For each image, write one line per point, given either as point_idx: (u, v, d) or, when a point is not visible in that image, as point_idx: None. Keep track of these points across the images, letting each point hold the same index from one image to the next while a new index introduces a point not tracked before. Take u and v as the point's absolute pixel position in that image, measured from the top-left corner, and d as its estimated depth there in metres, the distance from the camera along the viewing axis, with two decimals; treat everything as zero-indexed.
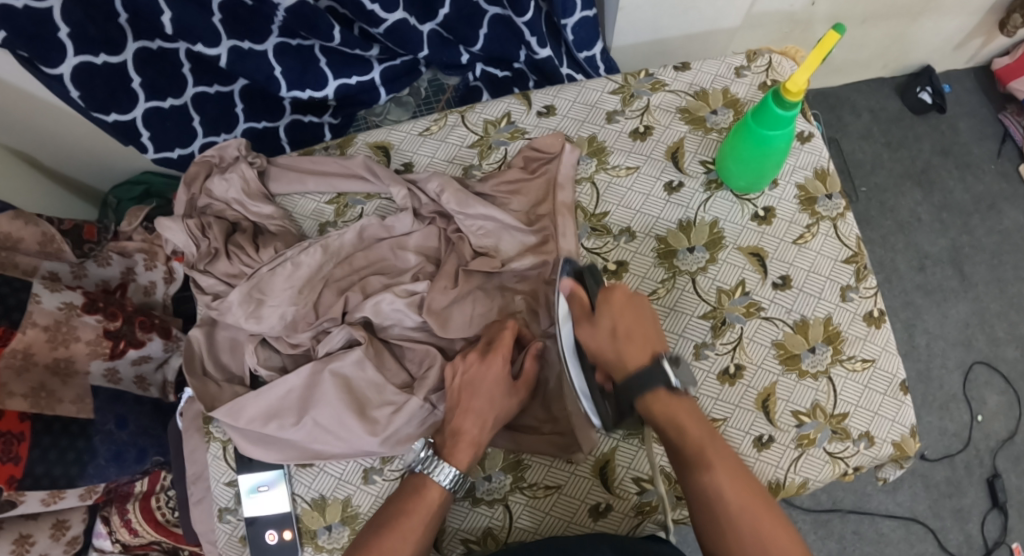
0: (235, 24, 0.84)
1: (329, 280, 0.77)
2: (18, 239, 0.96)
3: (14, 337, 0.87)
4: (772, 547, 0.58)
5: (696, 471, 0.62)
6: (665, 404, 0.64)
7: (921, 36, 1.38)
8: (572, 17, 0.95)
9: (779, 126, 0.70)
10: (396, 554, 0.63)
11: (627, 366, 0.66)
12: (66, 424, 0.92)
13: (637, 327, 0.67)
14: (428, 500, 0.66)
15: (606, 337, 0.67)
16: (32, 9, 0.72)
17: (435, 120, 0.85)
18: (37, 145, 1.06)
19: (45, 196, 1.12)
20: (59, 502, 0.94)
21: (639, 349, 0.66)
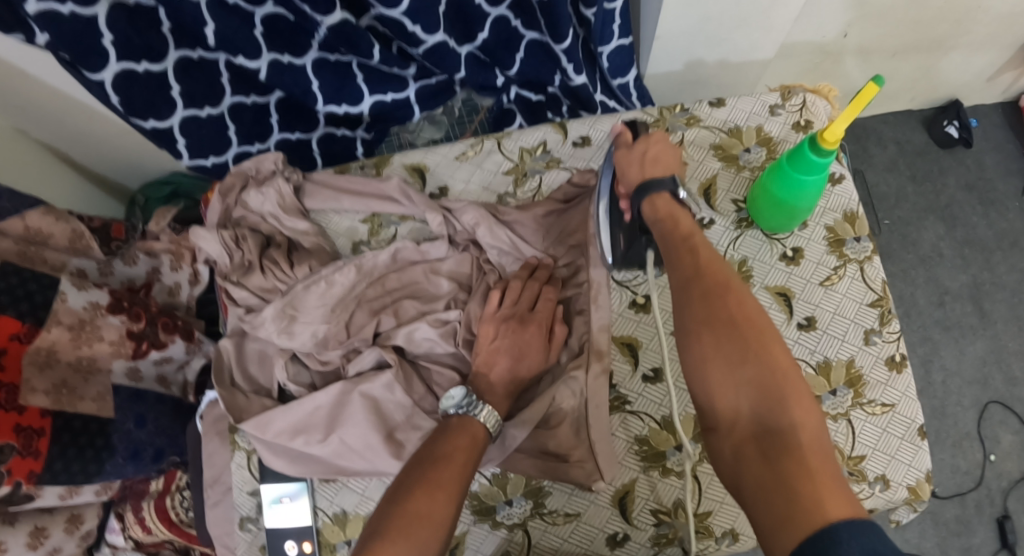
0: (276, 38, 0.86)
1: (362, 300, 0.78)
2: (47, 234, 0.99)
3: (38, 335, 0.89)
4: (737, 305, 0.61)
5: (682, 246, 0.66)
6: (669, 204, 0.69)
7: (949, 71, 1.38)
8: (608, 44, 0.96)
9: (813, 172, 0.71)
10: (435, 508, 0.60)
11: (644, 176, 0.72)
12: (87, 421, 0.94)
13: (665, 159, 0.73)
14: (464, 446, 0.66)
15: (635, 159, 0.73)
16: (78, 15, 0.73)
17: (472, 145, 0.85)
18: (72, 141, 1.08)
19: (77, 192, 1.14)
20: (76, 497, 0.97)
21: (660, 170, 0.72)
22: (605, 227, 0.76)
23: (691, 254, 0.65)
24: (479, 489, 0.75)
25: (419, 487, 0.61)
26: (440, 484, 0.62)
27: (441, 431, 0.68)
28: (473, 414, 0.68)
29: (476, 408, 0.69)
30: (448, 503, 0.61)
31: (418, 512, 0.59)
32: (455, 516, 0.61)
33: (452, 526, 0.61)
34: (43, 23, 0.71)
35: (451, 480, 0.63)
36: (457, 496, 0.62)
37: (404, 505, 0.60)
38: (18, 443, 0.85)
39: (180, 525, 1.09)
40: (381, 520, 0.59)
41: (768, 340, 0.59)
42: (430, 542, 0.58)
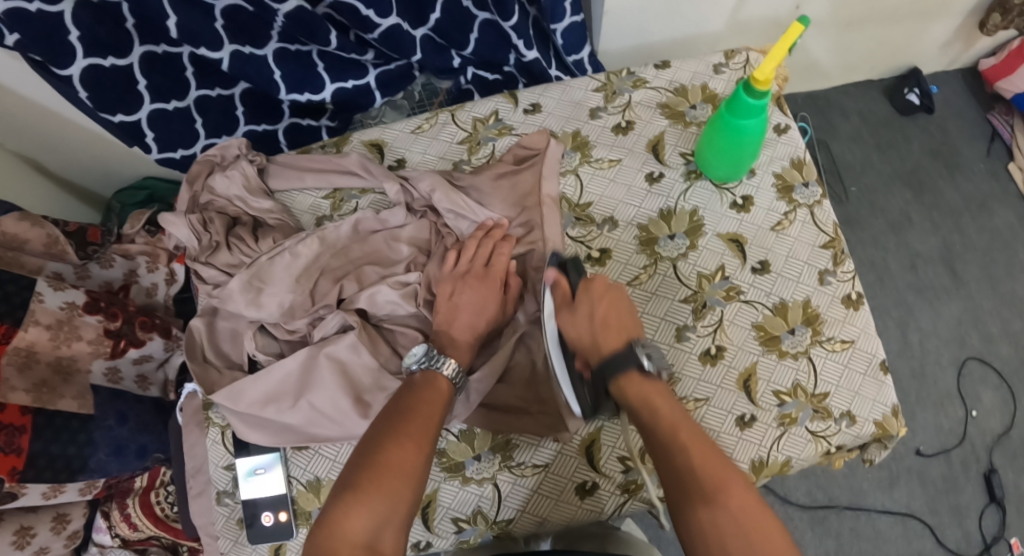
0: (238, 30, 0.89)
1: (325, 270, 0.80)
2: (24, 240, 1.01)
3: (16, 335, 0.91)
4: (738, 507, 0.58)
5: (668, 448, 0.63)
6: (640, 384, 0.67)
7: (904, 39, 1.42)
8: (561, 22, 0.98)
9: (753, 115, 0.74)
10: (405, 457, 0.61)
11: (601, 352, 0.70)
12: (67, 418, 0.95)
13: (615, 314, 0.72)
14: (433, 397, 0.68)
15: (586, 325, 0.71)
16: (44, 12, 0.77)
17: (427, 119, 0.89)
18: (43, 149, 1.11)
19: (50, 199, 1.17)
20: (60, 495, 0.98)
21: (615, 336, 0.71)
22: (570, 390, 0.72)
23: (675, 443, 0.63)
24: (447, 446, 0.77)
25: (389, 438, 0.62)
26: (410, 434, 0.63)
27: (407, 384, 0.69)
28: (438, 369, 0.69)
29: (438, 363, 0.70)
30: (419, 452, 0.62)
31: (389, 462, 0.60)
32: (427, 463, 0.63)
33: (424, 474, 0.62)
34: (12, 23, 0.75)
35: (421, 430, 0.64)
36: (427, 444, 0.63)
37: (374, 455, 0.61)
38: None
39: (165, 521, 1.08)
40: (351, 470, 0.61)
41: (772, 544, 0.56)
42: (401, 487, 0.60)
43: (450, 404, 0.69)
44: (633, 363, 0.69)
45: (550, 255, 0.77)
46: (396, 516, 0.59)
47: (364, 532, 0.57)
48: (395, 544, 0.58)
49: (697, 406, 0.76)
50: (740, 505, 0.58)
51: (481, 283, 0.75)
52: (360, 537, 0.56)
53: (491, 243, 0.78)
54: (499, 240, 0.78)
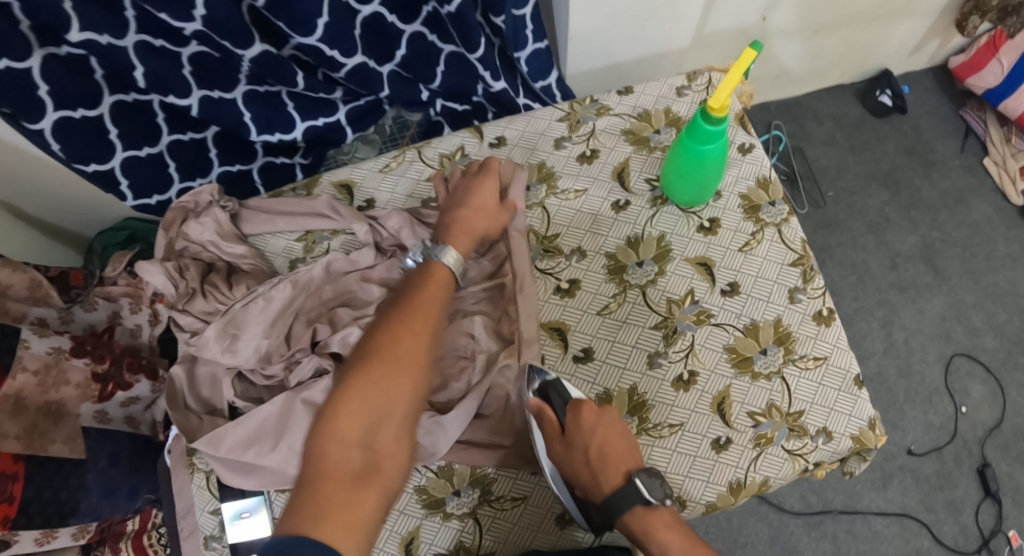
0: (204, 75, 0.90)
1: (299, 312, 0.81)
2: (7, 286, 1.02)
3: (4, 382, 0.91)
4: None
5: None
6: (647, 523, 0.64)
7: (873, 41, 1.42)
8: (525, 49, 0.99)
9: (712, 140, 0.74)
10: (401, 347, 0.62)
11: (603, 489, 0.68)
12: (59, 463, 0.97)
13: (613, 445, 0.69)
14: (430, 285, 0.68)
15: (582, 462, 0.69)
16: (13, 69, 0.77)
17: (395, 157, 0.90)
18: (25, 196, 1.12)
19: (31, 244, 1.17)
20: (53, 542, 0.95)
21: (614, 472, 0.68)
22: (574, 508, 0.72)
23: None
24: (427, 483, 0.77)
25: (386, 330, 0.63)
26: (407, 325, 0.63)
27: (411, 275, 0.70)
28: (437, 257, 0.70)
29: (438, 253, 0.71)
30: (414, 344, 0.62)
31: (383, 355, 0.61)
32: (427, 350, 0.63)
33: (424, 362, 0.62)
34: None
35: (420, 319, 0.64)
36: (422, 334, 0.63)
37: (367, 350, 0.62)
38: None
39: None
40: (348, 367, 0.61)
41: None
42: (395, 380, 0.60)
43: (449, 289, 0.70)
44: (638, 503, 0.65)
45: (533, 377, 0.74)
46: (393, 412, 0.59)
47: (356, 433, 0.57)
48: (394, 440, 0.58)
49: (672, 432, 0.76)
50: None
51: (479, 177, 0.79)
52: (354, 438, 0.57)
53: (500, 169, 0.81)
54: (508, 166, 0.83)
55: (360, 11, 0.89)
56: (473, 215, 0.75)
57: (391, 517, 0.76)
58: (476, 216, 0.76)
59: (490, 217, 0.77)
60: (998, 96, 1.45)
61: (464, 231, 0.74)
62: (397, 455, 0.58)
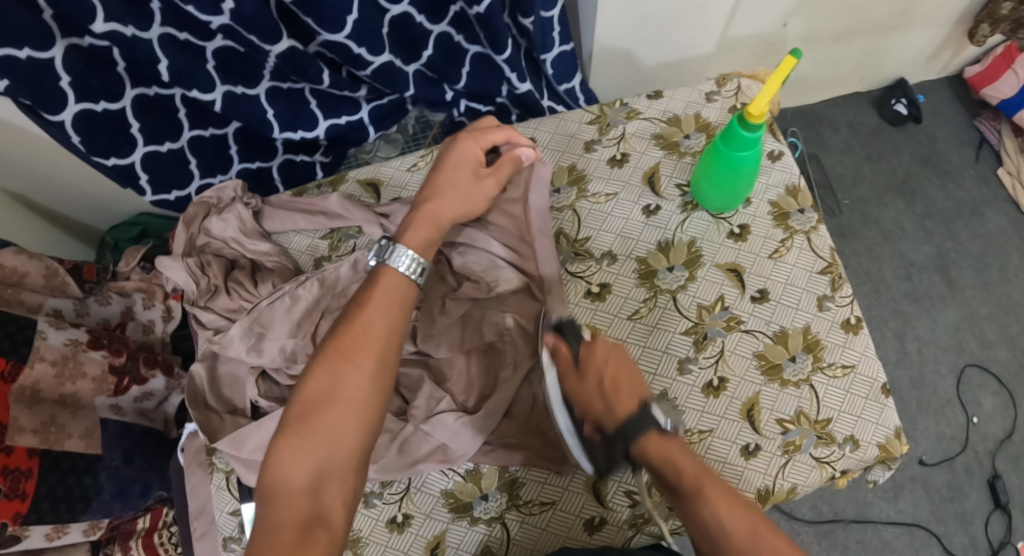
0: (229, 70, 0.89)
1: (326, 312, 0.80)
2: (24, 274, 1.00)
3: (22, 372, 0.90)
4: None
5: (697, 506, 0.60)
6: (661, 446, 0.63)
7: (890, 51, 1.43)
8: (551, 51, 0.99)
9: (749, 147, 0.74)
10: (343, 382, 0.60)
11: (616, 418, 0.65)
12: (74, 459, 0.95)
13: (625, 379, 0.66)
14: (377, 297, 0.65)
15: (594, 388, 0.66)
16: (34, 59, 0.76)
17: (422, 156, 0.89)
18: (38, 188, 1.10)
19: (43, 237, 1.16)
20: (63, 537, 0.96)
21: (627, 401, 0.65)
22: (580, 455, 0.70)
23: (711, 513, 0.59)
24: (454, 486, 0.76)
25: (324, 365, 0.61)
26: (346, 356, 0.61)
27: (361, 286, 0.67)
28: (389, 263, 0.67)
29: (392, 256, 0.68)
30: (357, 374, 0.60)
31: (322, 397, 0.60)
32: (372, 380, 0.61)
33: (371, 393, 0.60)
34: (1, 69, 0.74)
35: (361, 346, 0.62)
36: (363, 363, 0.61)
37: (308, 385, 0.61)
38: (5, 486, 0.86)
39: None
40: (290, 406, 0.61)
41: None
42: (338, 421, 0.59)
43: (404, 295, 0.67)
44: (647, 427, 0.64)
45: (546, 318, 0.73)
46: (339, 455, 0.58)
47: (302, 480, 0.57)
48: (342, 482, 0.58)
49: (702, 438, 0.76)
50: None
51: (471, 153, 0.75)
52: (299, 485, 0.57)
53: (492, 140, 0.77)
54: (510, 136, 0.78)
55: (390, 9, 0.89)
56: (445, 199, 0.73)
57: (417, 521, 0.75)
58: (445, 198, 0.73)
59: (464, 195, 0.74)
60: (1013, 106, 1.47)
61: (431, 215, 0.72)
62: (347, 494, 0.58)
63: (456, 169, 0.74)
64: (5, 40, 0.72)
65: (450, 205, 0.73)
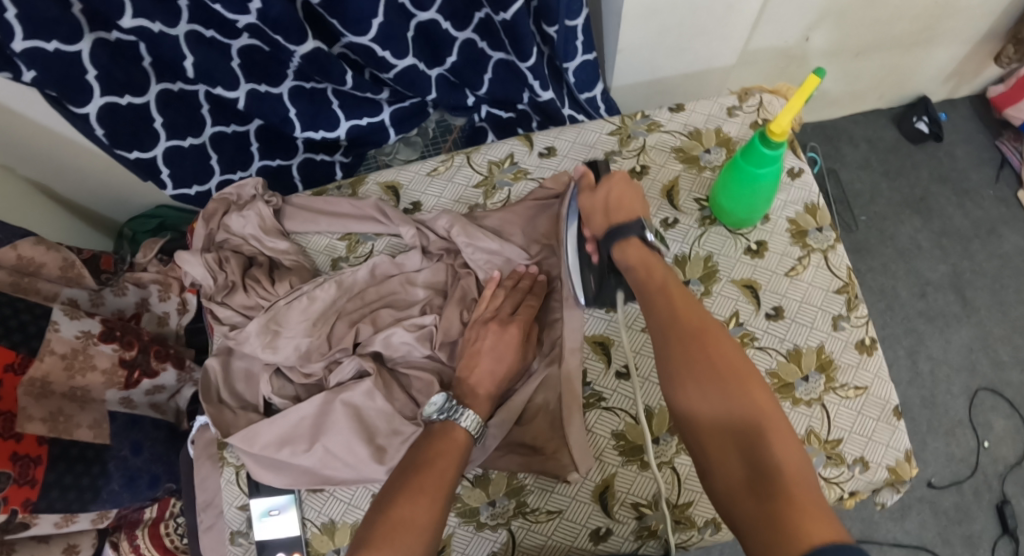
0: (253, 69, 0.90)
1: (342, 313, 0.80)
2: (40, 265, 1.02)
3: (32, 364, 0.92)
4: (721, 358, 0.62)
5: (655, 302, 0.68)
6: (639, 250, 0.71)
7: (913, 68, 1.42)
8: (573, 60, 0.99)
9: (768, 164, 0.74)
10: (416, 512, 0.61)
11: (610, 224, 0.74)
12: (83, 449, 0.96)
13: (627, 200, 0.75)
14: (448, 446, 0.68)
15: (600, 205, 0.76)
16: (62, 52, 0.77)
17: (442, 161, 0.89)
18: (60, 179, 1.12)
19: (66, 227, 1.17)
20: (71, 525, 0.98)
21: (624, 215, 0.74)
22: (576, 272, 0.78)
23: (668, 304, 0.67)
24: (462, 491, 0.76)
25: (402, 494, 0.62)
26: (423, 489, 0.63)
27: (424, 436, 0.69)
28: (457, 420, 0.69)
29: (458, 414, 0.70)
30: (431, 507, 0.62)
31: (402, 519, 0.60)
32: (440, 516, 0.62)
33: (438, 528, 0.61)
34: (30, 60, 0.75)
35: (435, 484, 0.64)
36: (441, 497, 0.63)
37: (386, 511, 0.61)
38: (15, 472, 0.87)
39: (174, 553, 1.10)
40: (364, 530, 0.60)
41: (748, 390, 0.60)
42: (414, 545, 0.59)
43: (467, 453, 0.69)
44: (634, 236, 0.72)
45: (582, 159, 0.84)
46: None
47: None
48: None
49: None
50: (723, 354, 0.62)
51: (501, 324, 0.76)
52: None
53: (518, 288, 0.79)
54: (523, 268, 0.81)
55: (416, 16, 0.89)
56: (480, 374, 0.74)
57: None
58: (477, 373, 0.74)
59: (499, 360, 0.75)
60: None
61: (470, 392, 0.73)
62: None
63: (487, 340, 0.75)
64: (34, 33, 0.74)
65: (486, 378, 0.74)
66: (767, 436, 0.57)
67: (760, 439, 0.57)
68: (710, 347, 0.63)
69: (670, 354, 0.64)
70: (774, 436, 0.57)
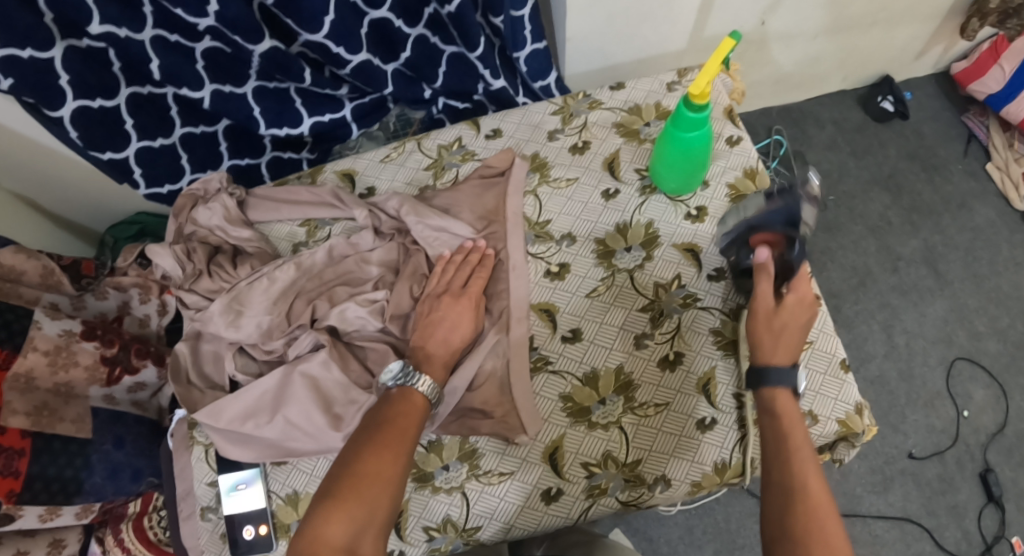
0: (217, 70, 0.95)
1: (300, 292, 0.84)
2: (21, 271, 1.08)
3: (15, 360, 0.98)
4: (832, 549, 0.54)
5: (784, 466, 0.61)
6: (790, 404, 0.65)
7: (871, 48, 1.45)
8: (523, 50, 1.03)
9: (697, 127, 0.77)
10: (381, 465, 0.62)
11: (776, 344, 0.69)
12: (65, 442, 1.01)
13: (792, 328, 0.69)
14: (409, 408, 0.69)
15: (763, 320, 0.71)
16: (36, 59, 0.83)
17: (395, 148, 0.93)
18: (40, 189, 1.22)
19: (48, 236, 1.28)
20: (56, 519, 1.04)
21: (786, 348, 0.68)
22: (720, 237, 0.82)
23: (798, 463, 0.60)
24: (416, 458, 0.78)
25: (367, 449, 0.64)
26: (387, 443, 0.64)
27: (382, 400, 0.70)
28: (412, 385, 0.70)
29: (413, 380, 0.70)
30: (396, 461, 0.63)
31: (367, 474, 0.62)
32: (404, 470, 0.64)
33: (401, 481, 0.63)
34: (6, 69, 0.81)
35: (398, 438, 0.65)
36: (404, 451, 0.64)
37: (351, 467, 0.62)
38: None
39: (158, 545, 1.16)
40: (331, 480, 0.62)
41: None
42: (380, 499, 0.61)
43: (427, 415, 0.70)
44: (784, 383, 0.67)
45: (788, 210, 0.75)
46: (374, 519, 0.60)
47: (342, 538, 0.58)
48: (375, 542, 0.59)
49: (658, 412, 0.77)
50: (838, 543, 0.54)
51: (454, 299, 0.77)
52: (340, 542, 0.58)
53: (467, 263, 0.80)
54: (471, 242, 0.82)
55: (368, 13, 0.94)
56: (433, 344, 0.75)
57: None
58: (430, 343, 0.75)
59: (451, 329, 0.76)
60: (1001, 101, 1.46)
61: (425, 358, 0.74)
62: None
63: (439, 311, 0.76)
64: (9, 42, 0.80)
65: (439, 347, 0.75)
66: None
67: None
68: (804, 491, 0.58)
69: (776, 471, 0.61)
70: None
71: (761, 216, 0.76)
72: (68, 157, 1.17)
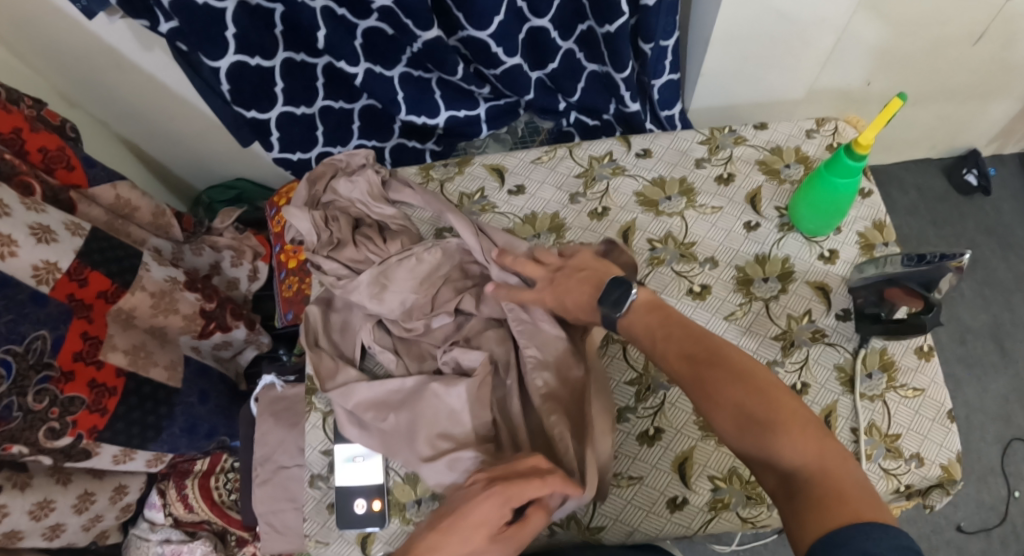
0: (371, 50, 0.99)
1: (447, 280, 0.87)
2: (134, 208, 1.08)
3: (123, 297, 0.96)
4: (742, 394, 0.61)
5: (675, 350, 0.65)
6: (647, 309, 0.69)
7: (966, 120, 1.50)
8: (660, 78, 1.07)
9: (849, 175, 0.81)
10: None
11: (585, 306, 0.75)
12: (156, 387, 1.00)
13: (581, 279, 0.76)
14: None
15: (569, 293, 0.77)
16: (209, 6, 0.86)
17: (546, 152, 0.98)
18: (150, 135, 1.28)
19: (145, 179, 1.34)
20: (127, 463, 1.02)
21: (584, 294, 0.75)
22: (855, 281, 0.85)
23: (670, 346, 0.66)
24: None
25: None
26: None
27: None
28: None
29: None
30: None
31: None
32: None
33: None
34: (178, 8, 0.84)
35: None
36: None
37: None
38: (88, 397, 0.91)
39: (221, 507, 1.16)
40: None
41: (781, 418, 0.59)
42: None
43: None
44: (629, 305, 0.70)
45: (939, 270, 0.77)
46: None
47: None
48: None
49: None
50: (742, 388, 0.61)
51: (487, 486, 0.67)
52: None
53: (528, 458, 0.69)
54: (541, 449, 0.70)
55: (531, 20, 0.98)
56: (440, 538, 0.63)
57: None
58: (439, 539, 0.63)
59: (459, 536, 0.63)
60: None
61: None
62: None
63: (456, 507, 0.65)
64: None
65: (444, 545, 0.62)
66: (843, 526, 0.52)
67: (791, 453, 0.57)
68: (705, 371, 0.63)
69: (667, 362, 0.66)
70: (793, 439, 0.58)
71: (903, 272, 0.79)
72: (188, 111, 1.21)
